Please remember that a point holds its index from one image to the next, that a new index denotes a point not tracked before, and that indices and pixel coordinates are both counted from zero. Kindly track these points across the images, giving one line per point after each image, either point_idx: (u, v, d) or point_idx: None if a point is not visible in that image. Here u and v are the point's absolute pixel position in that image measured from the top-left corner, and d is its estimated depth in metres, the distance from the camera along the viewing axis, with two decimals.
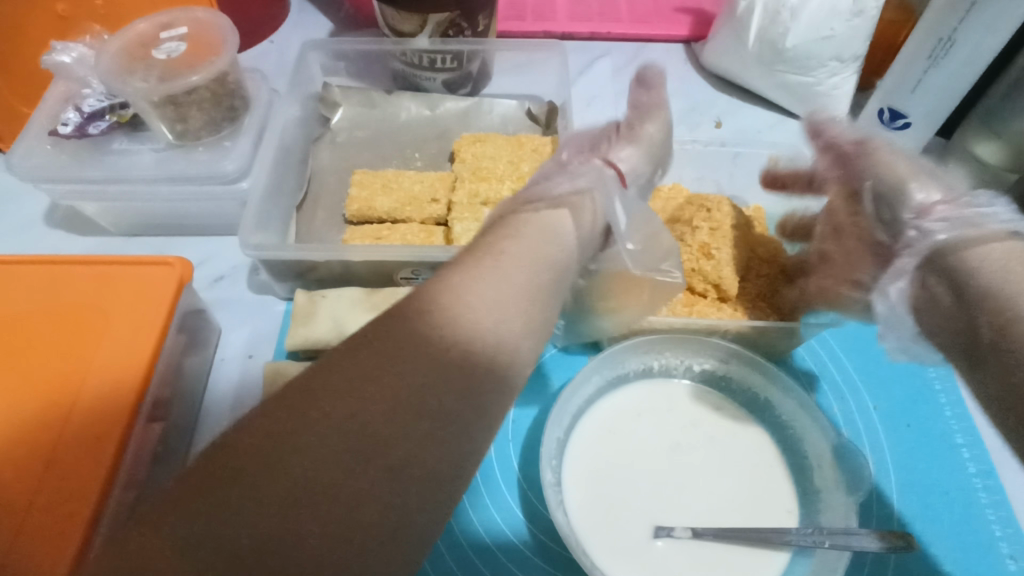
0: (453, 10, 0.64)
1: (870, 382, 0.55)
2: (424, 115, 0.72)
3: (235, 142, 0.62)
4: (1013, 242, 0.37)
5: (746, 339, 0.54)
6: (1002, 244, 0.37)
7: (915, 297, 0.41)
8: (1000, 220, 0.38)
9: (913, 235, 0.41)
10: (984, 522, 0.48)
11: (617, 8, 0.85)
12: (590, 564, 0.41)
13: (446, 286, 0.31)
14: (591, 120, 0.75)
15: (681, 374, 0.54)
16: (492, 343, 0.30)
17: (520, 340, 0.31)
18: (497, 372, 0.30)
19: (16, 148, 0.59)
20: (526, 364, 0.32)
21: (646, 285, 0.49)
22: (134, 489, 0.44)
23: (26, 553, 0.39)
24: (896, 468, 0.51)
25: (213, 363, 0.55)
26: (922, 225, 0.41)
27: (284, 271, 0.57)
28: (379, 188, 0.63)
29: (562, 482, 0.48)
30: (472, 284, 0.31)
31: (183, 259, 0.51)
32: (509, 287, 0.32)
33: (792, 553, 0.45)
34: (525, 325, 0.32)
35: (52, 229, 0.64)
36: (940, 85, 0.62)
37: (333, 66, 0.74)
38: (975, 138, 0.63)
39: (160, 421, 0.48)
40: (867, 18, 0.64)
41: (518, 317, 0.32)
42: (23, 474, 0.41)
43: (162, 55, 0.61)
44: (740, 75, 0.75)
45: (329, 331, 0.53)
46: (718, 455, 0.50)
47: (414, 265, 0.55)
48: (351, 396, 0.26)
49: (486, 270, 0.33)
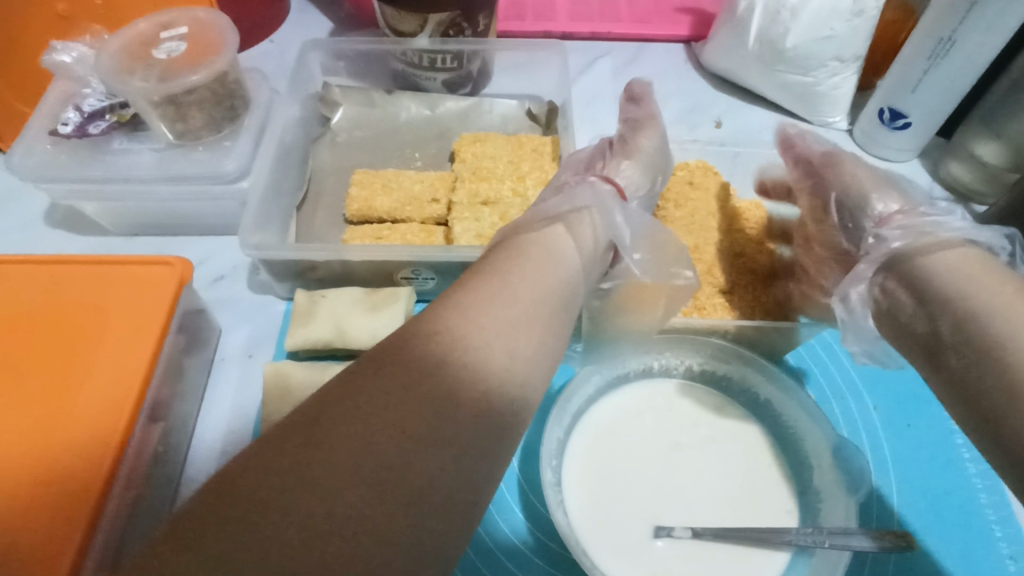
0: (453, 10, 0.64)
1: (870, 383, 0.55)
2: (424, 115, 0.72)
3: (235, 142, 0.62)
4: (966, 248, 0.41)
5: (746, 340, 0.54)
6: (956, 251, 0.40)
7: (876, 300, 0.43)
8: (950, 228, 0.42)
9: (871, 242, 0.45)
10: (984, 522, 0.48)
11: (617, 8, 0.85)
12: (590, 564, 0.41)
13: (453, 311, 0.34)
14: (591, 120, 0.75)
15: (680, 374, 0.54)
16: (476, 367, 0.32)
17: (504, 365, 0.33)
18: (490, 394, 0.32)
19: (16, 147, 0.59)
20: (518, 381, 0.33)
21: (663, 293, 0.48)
22: (134, 489, 0.44)
23: (25, 555, 0.38)
24: (896, 469, 0.51)
25: (213, 363, 0.55)
26: (880, 233, 0.45)
27: (284, 271, 0.57)
28: (379, 188, 0.63)
29: (562, 482, 0.48)
30: (473, 314, 0.34)
31: (183, 258, 0.51)
32: (519, 311, 0.36)
33: (791, 554, 0.45)
34: (509, 351, 0.34)
35: (52, 229, 0.64)
36: (940, 85, 0.62)
37: (333, 65, 0.74)
38: (975, 139, 0.63)
39: (160, 422, 0.48)
40: (867, 18, 0.64)
41: (501, 344, 0.34)
42: (23, 475, 0.41)
43: (162, 54, 0.60)
44: (740, 75, 0.75)
45: (329, 332, 0.53)
46: (717, 455, 0.50)
47: (415, 265, 0.55)
48: (362, 416, 0.28)
49: (505, 299, 0.36)
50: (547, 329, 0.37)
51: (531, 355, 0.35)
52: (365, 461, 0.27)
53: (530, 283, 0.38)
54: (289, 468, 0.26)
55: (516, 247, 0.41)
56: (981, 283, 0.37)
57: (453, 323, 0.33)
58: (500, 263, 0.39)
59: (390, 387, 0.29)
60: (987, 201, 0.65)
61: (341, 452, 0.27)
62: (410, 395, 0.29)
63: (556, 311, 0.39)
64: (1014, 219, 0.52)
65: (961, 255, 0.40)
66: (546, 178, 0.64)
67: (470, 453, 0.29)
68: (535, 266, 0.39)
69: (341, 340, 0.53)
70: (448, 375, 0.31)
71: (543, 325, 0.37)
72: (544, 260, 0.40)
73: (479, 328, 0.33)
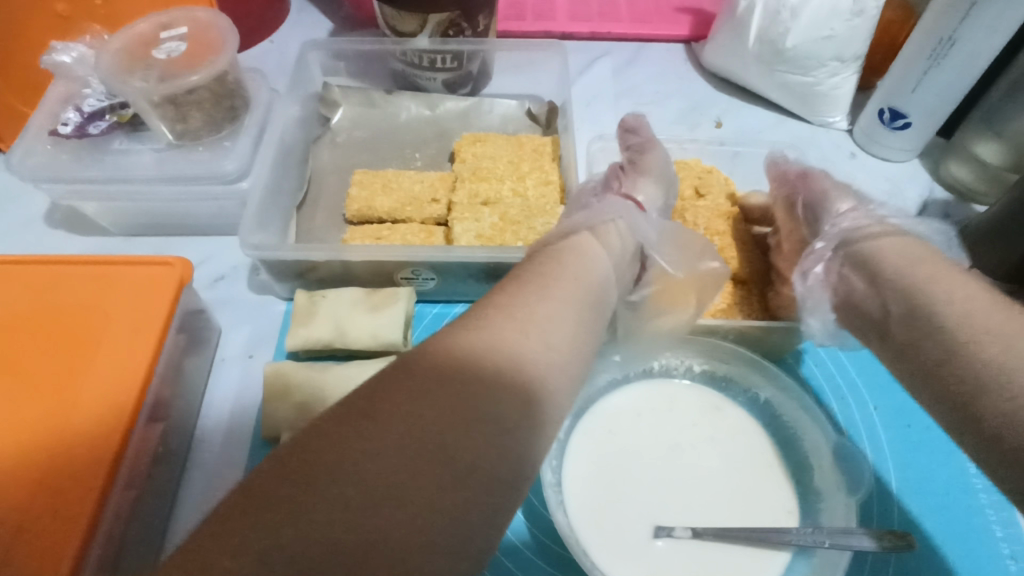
0: (453, 10, 0.64)
1: (870, 383, 0.55)
2: (424, 115, 0.72)
3: (235, 142, 0.62)
4: (900, 237, 0.45)
5: (747, 339, 0.54)
6: (891, 240, 0.45)
7: (835, 288, 0.47)
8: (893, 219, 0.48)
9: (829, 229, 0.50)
10: (984, 522, 0.48)
11: (617, 8, 0.85)
12: (590, 564, 0.41)
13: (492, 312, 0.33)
14: (591, 120, 0.75)
15: (682, 374, 0.54)
16: (512, 361, 0.31)
17: (541, 358, 0.32)
18: (513, 395, 0.30)
19: (16, 147, 0.59)
20: (539, 377, 0.32)
21: (694, 288, 0.50)
22: (135, 490, 0.44)
23: (26, 555, 0.38)
24: (897, 468, 0.51)
25: (213, 363, 0.55)
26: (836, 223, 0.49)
27: (284, 271, 0.56)
28: (379, 188, 0.63)
29: (562, 483, 0.48)
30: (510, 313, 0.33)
31: (183, 259, 0.51)
32: (561, 310, 0.35)
33: (792, 554, 0.45)
34: (546, 345, 0.33)
35: (52, 229, 0.64)
36: (940, 85, 0.62)
37: (333, 65, 0.74)
38: (975, 139, 0.63)
39: (161, 422, 0.48)
40: (867, 18, 0.64)
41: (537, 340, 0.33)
42: (23, 476, 0.41)
43: (162, 55, 0.60)
44: (740, 75, 0.75)
45: (329, 332, 0.53)
46: (718, 455, 0.50)
47: (414, 265, 0.55)
48: (372, 429, 0.27)
49: (543, 296, 0.35)
50: (587, 327, 0.36)
51: (566, 356, 0.34)
52: (374, 458, 0.26)
53: (561, 286, 0.37)
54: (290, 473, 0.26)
55: (551, 254, 0.40)
56: (934, 274, 0.40)
57: (492, 325, 0.32)
58: (536, 269, 0.38)
59: (399, 398, 0.28)
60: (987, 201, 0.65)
61: (347, 449, 0.27)
62: (423, 404, 0.28)
63: (589, 313, 0.37)
64: (1014, 220, 0.52)
65: (909, 254, 0.43)
66: (546, 178, 0.64)
67: (483, 453, 0.28)
68: (570, 271, 0.38)
69: (341, 341, 0.53)
70: (474, 373, 0.30)
71: (574, 323, 0.35)
72: (578, 265, 0.39)
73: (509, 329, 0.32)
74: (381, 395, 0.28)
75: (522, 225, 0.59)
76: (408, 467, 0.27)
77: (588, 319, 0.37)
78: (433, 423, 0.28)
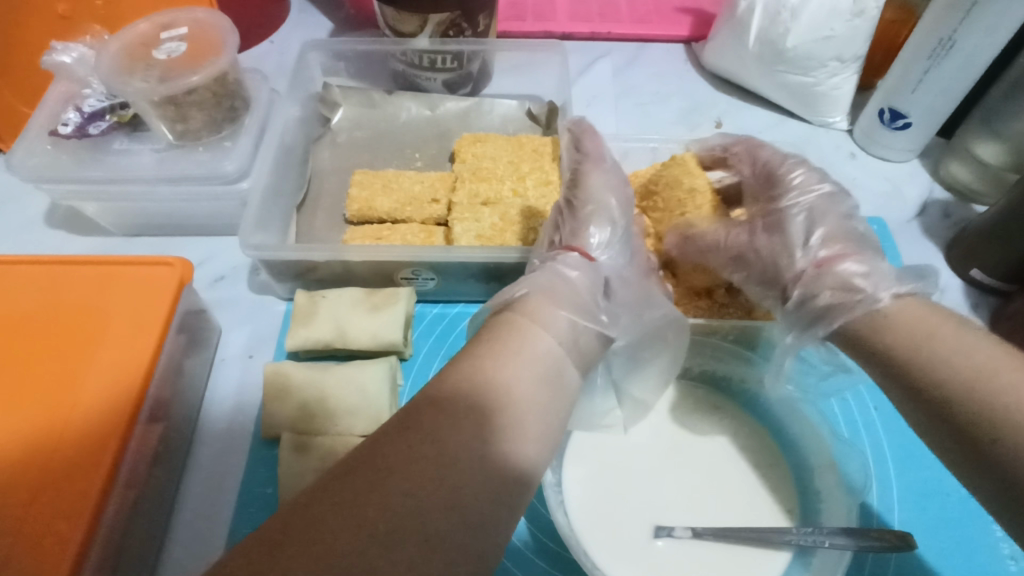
0: (453, 10, 0.64)
1: (871, 383, 0.55)
2: (424, 115, 0.72)
3: (235, 143, 0.62)
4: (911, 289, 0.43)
5: (747, 338, 0.54)
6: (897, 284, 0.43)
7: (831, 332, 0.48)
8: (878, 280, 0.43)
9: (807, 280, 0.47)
10: (984, 522, 0.48)
11: (617, 8, 0.85)
12: (590, 564, 0.41)
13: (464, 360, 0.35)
14: (591, 121, 0.75)
15: (681, 376, 0.54)
16: (463, 390, 0.33)
17: (504, 390, 0.33)
18: (487, 430, 0.32)
19: (16, 148, 0.59)
20: (501, 412, 0.32)
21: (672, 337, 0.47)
22: (134, 489, 0.44)
23: (26, 555, 0.38)
24: (896, 469, 0.51)
25: (213, 363, 0.55)
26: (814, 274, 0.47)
27: (284, 271, 0.56)
28: (379, 188, 0.63)
29: (562, 482, 0.48)
30: (477, 356, 0.35)
31: (184, 259, 0.51)
32: (522, 350, 0.36)
33: (791, 554, 0.45)
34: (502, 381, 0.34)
35: (52, 230, 0.64)
36: (940, 86, 0.62)
37: (333, 66, 0.74)
38: (975, 139, 0.63)
39: (160, 422, 0.47)
40: (867, 18, 0.64)
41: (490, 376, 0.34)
42: (23, 475, 0.41)
43: (162, 55, 0.60)
44: (740, 75, 0.75)
45: (329, 332, 0.53)
46: (719, 457, 0.50)
47: (415, 266, 0.55)
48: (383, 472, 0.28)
49: (507, 339, 0.37)
50: (556, 369, 0.37)
51: (530, 396, 0.34)
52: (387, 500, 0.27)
53: (529, 326, 0.38)
54: (302, 517, 0.26)
55: (523, 306, 0.40)
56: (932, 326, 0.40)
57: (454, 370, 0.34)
58: (505, 321, 0.38)
59: (404, 444, 0.30)
60: (987, 201, 0.66)
61: (363, 492, 0.27)
62: (426, 447, 0.30)
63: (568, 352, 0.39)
64: (1013, 221, 0.52)
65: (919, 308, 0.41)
66: (545, 178, 0.64)
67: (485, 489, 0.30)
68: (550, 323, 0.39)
69: (341, 341, 0.53)
70: (461, 414, 0.31)
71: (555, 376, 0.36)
72: (545, 301, 0.40)
73: (472, 370, 0.34)
74: (390, 445, 0.29)
75: (522, 226, 0.59)
76: (423, 510, 0.28)
77: (565, 367, 0.38)
78: (442, 465, 0.29)
